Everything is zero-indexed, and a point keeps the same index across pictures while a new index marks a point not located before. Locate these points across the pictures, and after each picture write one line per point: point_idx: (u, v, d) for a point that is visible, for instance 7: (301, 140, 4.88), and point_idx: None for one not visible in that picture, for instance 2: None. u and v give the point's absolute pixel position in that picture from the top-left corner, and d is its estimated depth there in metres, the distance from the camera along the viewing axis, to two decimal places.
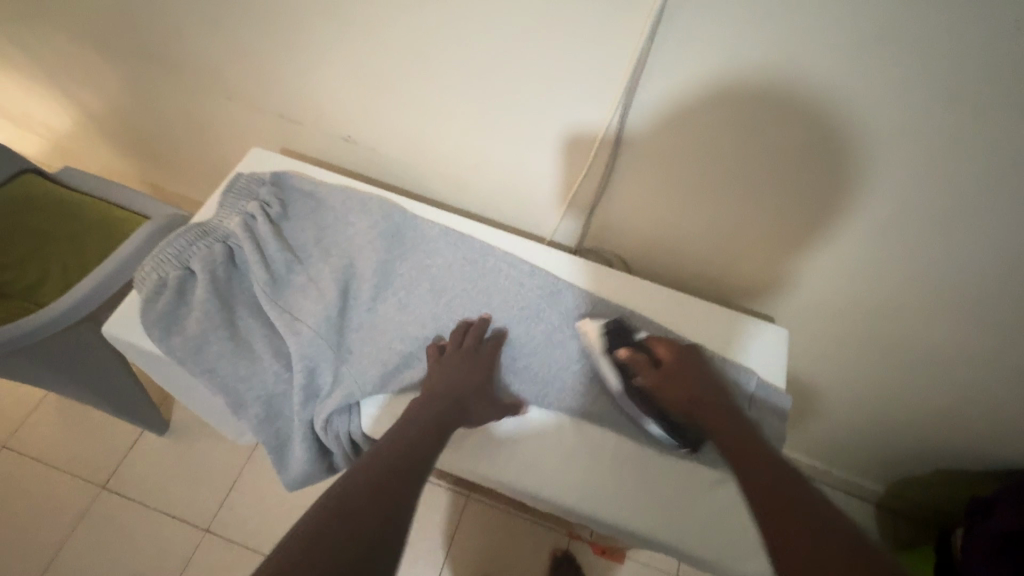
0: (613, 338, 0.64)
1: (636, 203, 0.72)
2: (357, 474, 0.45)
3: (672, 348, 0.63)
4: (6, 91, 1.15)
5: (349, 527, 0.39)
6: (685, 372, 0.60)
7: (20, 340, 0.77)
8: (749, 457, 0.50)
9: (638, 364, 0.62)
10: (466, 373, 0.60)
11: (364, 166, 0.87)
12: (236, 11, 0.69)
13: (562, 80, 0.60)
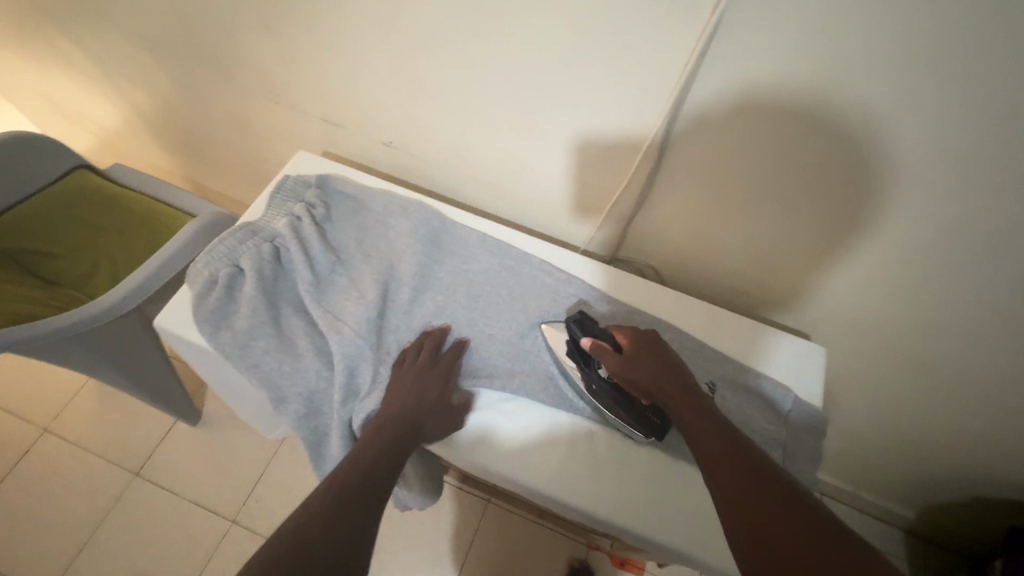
0: (577, 327, 0.62)
1: (671, 216, 0.72)
2: (316, 499, 0.46)
3: (634, 337, 0.60)
4: (64, 89, 1.20)
5: (310, 551, 0.41)
6: (648, 363, 0.57)
7: (73, 329, 0.80)
8: (702, 438, 0.50)
9: (603, 353, 0.59)
10: (416, 391, 0.59)
11: (402, 171, 0.89)
12: (288, 19, 0.72)
13: (605, 93, 0.60)
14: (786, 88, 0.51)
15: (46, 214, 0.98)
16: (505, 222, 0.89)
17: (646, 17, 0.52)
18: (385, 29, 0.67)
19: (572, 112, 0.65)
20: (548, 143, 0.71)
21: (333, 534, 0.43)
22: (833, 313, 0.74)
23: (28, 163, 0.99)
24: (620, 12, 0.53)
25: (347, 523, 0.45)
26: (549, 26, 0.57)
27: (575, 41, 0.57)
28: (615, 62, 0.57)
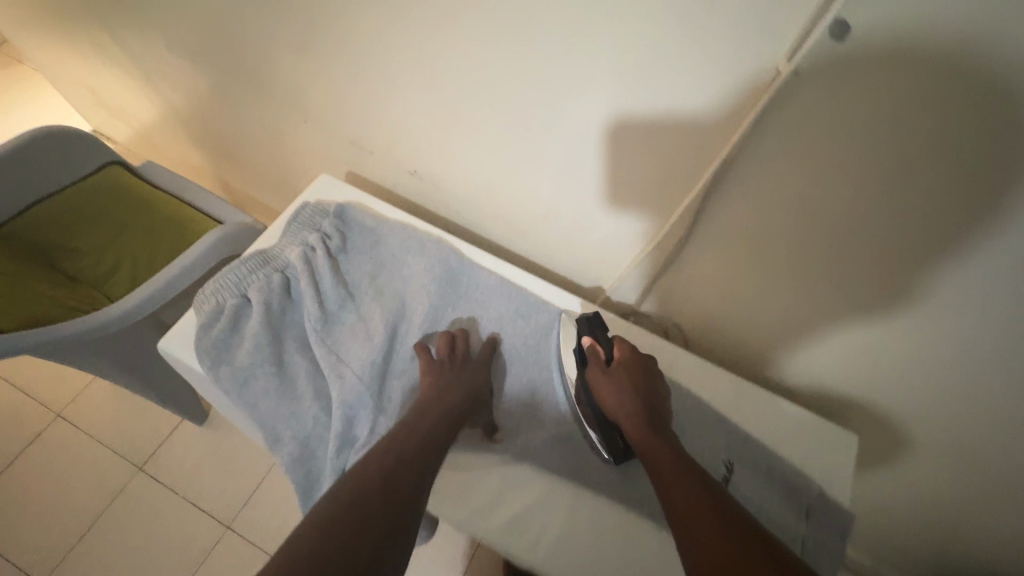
0: (585, 329, 0.62)
1: (703, 281, 0.66)
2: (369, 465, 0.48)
3: (631, 352, 0.59)
4: (107, 83, 1.22)
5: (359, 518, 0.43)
6: (629, 381, 0.56)
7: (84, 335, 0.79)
8: (657, 452, 0.50)
9: (595, 361, 0.59)
10: (466, 374, 0.60)
11: (426, 199, 0.87)
12: (323, 41, 0.70)
13: (640, 153, 0.56)
14: (838, 180, 0.46)
15: (75, 210, 0.99)
16: (527, 260, 0.86)
17: (690, 84, 0.47)
18: (419, 62, 0.65)
19: (603, 168, 0.61)
20: (575, 193, 0.67)
21: (395, 498, 0.46)
22: (866, 412, 0.66)
23: (63, 157, 0.99)
24: (662, 77, 0.48)
25: (403, 490, 0.46)
26: (585, 80, 0.53)
27: (612, 99, 0.53)
28: (652, 124, 0.53)
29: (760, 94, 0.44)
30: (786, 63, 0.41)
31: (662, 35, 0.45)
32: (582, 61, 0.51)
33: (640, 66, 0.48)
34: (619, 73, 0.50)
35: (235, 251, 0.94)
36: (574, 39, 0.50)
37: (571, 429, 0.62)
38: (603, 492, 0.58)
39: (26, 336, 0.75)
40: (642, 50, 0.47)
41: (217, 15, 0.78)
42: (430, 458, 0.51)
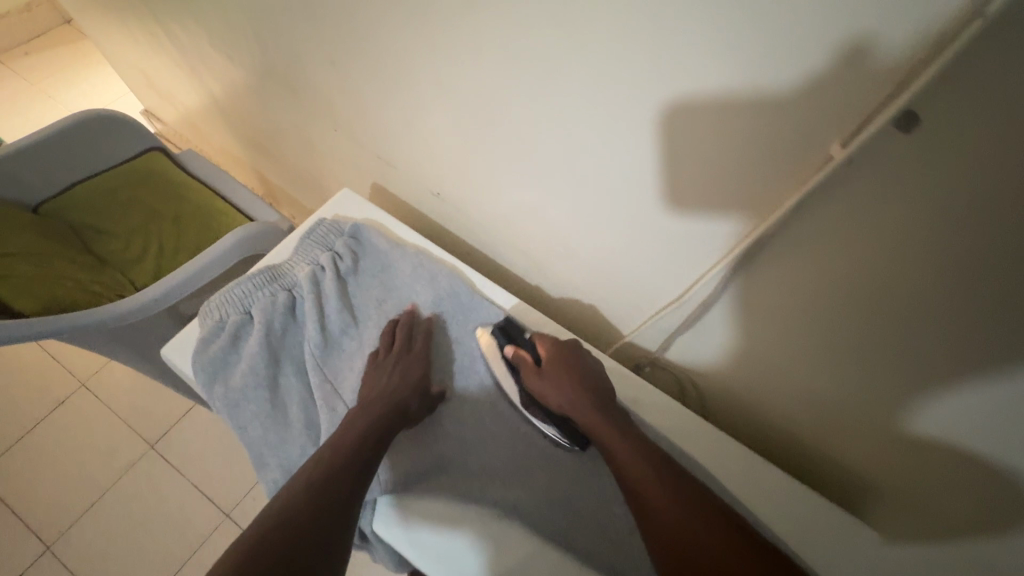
0: (502, 334, 0.63)
1: (719, 350, 0.62)
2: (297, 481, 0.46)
3: (555, 347, 0.61)
4: (158, 69, 1.26)
5: (285, 530, 0.41)
6: (565, 374, 0.58)
7: (121, 319, 0.79)
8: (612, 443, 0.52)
9: (522, 364, 0.60)
10: (395, 378, 0.57)
11: (447, 219, 0.85)
12: (352, 56, 0.69)
13: (666, 211, 0.52)
14: (888, 278, 0.41)
15: (110, 192, 1.02)
16: (544, 293, 0.83)
17: (727, 153, 0.43)
18: (443, 91, 0.63)
19: (624, 219, 0.57)
20: (596, 238, 0.64)
21: (327, 507, 0.44)
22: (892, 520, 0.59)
23: (105, 140, 1.02)
24: (697, 142, 0.44)
25: (333, 497, 0.45)
26: (614, 132, 0.50)
27: (639, 156, 0.50)
28: (682, 186, 0.49)
29: (806, 173, 0.40)
30: (841, 147, 0.37)
31: (701, 100, 0.41)
32: (615, 113, 0.48)
33: (675, 128, 0.45)
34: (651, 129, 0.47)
35: (258, 250, 0.93)
36: (607, 92, 0.47)
37: (565, 488, 0.58)
38: (588, 564, 0.53)
39: (64, 319, 0.74)
40: (677, 111, 0.43)
41: (257, 21, 0.78)
42: (365, 464, 0.49)
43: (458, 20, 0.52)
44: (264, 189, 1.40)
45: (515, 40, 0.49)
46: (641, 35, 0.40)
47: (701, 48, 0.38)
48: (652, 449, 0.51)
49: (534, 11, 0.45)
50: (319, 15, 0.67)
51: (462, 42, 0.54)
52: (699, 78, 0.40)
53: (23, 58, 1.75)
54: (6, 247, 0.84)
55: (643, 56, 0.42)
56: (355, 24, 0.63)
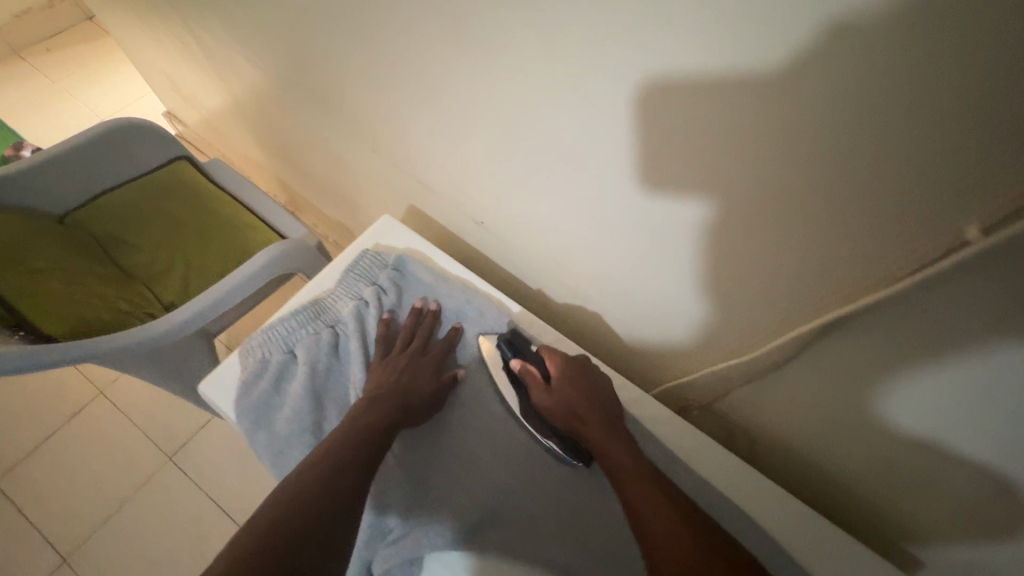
0: (508, 346, 0.61)
1: (773, 405, 0.58)
2: (308, 466, 0.46)
3: (562, 361, 0.59)
4: (183, 72, 1.23)
5: (296, 513, 0.42)
6: (571, 390, 0.57)
7: (145, 344, 0.76)
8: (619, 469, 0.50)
9: (530, 379, 0.59)
10: (405, 378, 0.56)
11: (484, 242, 0.82)
12: (392, 78, 0.65)
13: (735, 274, 0.49)
14: (997, 367, 0.37)
15: (137, 203, 0.99)
16: (584, 324, 0.80)
17: (820, 232, 0.39)
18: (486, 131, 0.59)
19: (682, 275, 0.54)
20: (647, 288, 0.60)
21: (337, 494, 0.45)
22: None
23: (129, 149, 1.00)
24: (783, 219, 0.40)
25: (343, 484, 0.46)
26: (683, 197, 0.46)
27: (712, 220, 0.46)
28: (759, 256, 0.45)
29: (916, 264, 0.35)
30: (980, 233, 0.31)
31: (799, 181, 0.37)
32: (689, 182, 0.43)
33: (760, 203, 0.40)
34: (731, 200, 0.42)
35: (288, 268, 0.91)
36: (680, 161, 0.42)
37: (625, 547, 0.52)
38: None
39: (90, 344, 0.71)
40: (766, 189, 0.39)
41: (293, 34, 0.75)
42: (368, 460, 0.49)
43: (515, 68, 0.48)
44: (287, 196, 1.38)
45: (582, 98, 0.45)
46: (735, 110, 0.36)
47: (811, 135, 0.34)
48: (654, 471, 0.50)
49: (605, 71, 0.41)
50: (361, 37, 0.63)
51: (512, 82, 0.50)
52: (800, 151, 0.35)
53: (45, 55, 1.73)
54: (30, 261, 0.81)
55: (733, 131, 0.37)
56: (399, 55, 0.60)
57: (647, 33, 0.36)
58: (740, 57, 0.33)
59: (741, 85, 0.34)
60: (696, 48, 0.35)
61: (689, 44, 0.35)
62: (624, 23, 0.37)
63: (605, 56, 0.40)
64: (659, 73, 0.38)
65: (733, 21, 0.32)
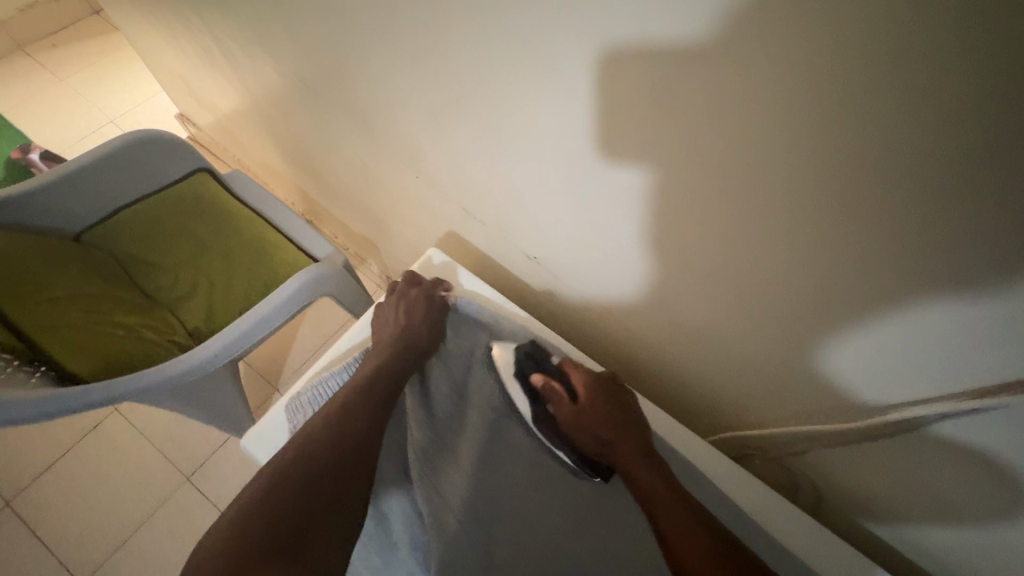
0: (528, 359, 0.61)
1: (851, 469, 0.59)
2: (318, 426, 0.53)
3: (587, 380, 0.60)
4: (199, 77, 1.17)
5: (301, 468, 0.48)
6: (603, 412, 0.58)
7: (172, 381, 0.71)
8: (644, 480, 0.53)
9: (555, 396, 0.59)
10: (406, 330, 0.64)
11: (536, 268, 0.78)
12: (447, 102, 0.61)
13: (851, 330, 0.46)
14: None
15: (158, 220, 0.94)
16: (641, 354, 0.77)
17: (977, 304, 0.36)
18: (567, 172, 0.55)
19: (786, 333, 0.52)
20: (733, 336, 0.58)
21: (337, 453, 0.51)
22: None
23: (149, 163, 0.95)
24: (935, 291, 0.37)
25: (347, 449, 0.51)
26: (808, 257, 0.42)
27: (830, 277, 0.42)
28: (884, 317, 0.42)
29: None
30: None
31: (972, 261, 0.33)
32: (824, 249, 0.40)
33: (912, 275, 0.37)
34: (871, 268, 0.39)
35: (321, 292, 0.87)
36: (816, 224, 0.39)
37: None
38: None
39: (116, 385, 0.68)
40: (925, 264, 0.36)
41: (330, 49, 0.70)
42: (369, 428, 0.55)
43: (618, 118, 0.43)
44: (306, 206, 1.33)
45: (688, 152, 0.41)
46: (912, 186, 0.32)
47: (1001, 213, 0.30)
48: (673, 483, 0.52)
49: (739, 132, 0.37)
50: (422, 62, 0.58)
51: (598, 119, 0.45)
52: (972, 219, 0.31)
53: (52, 51, 1.66)
54: (49, 288, 0.77)
55: (899, 205, 0.33)
56: (461, 86, 0.55)
57: (796, 95, 0.32)
58: (934, 136, 0.29)
59: (916, 155, 0.30)
60: (865, 114, 0.30)
61: (864, 116, 0.31)
62: (776, 87, 0.33)
63: (744, 118, 0.36)
64: (815, 142, 0.34)
65: (920, 92, 0.28)
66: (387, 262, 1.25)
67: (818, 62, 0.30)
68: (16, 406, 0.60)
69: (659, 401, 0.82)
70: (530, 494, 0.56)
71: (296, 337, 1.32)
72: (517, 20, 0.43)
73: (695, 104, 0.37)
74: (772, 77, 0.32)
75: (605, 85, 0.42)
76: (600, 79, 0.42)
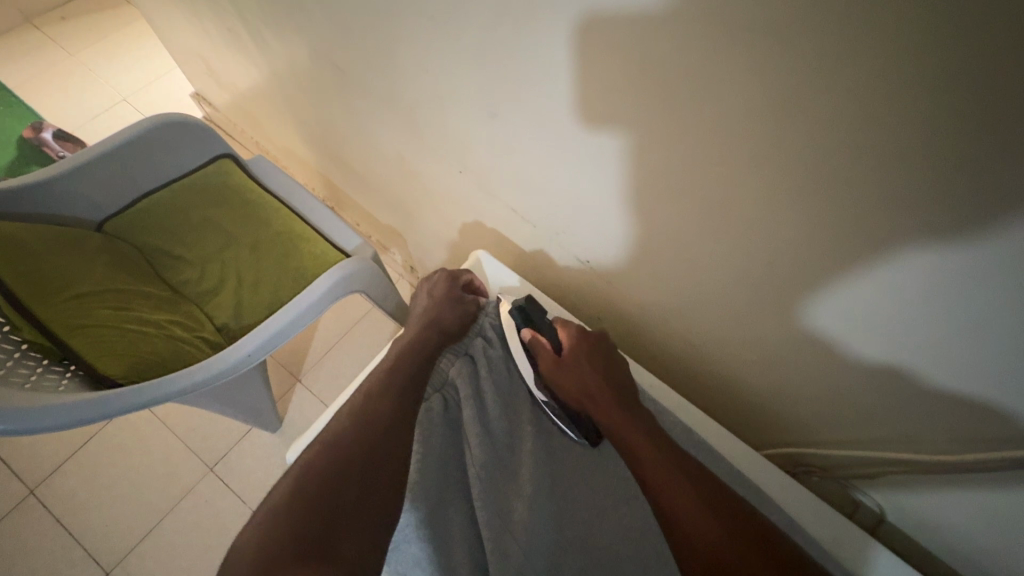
0: (521, 316, 0.64)
1: (921, 492, 0.57)
2: (347, 422, 0.53)
3: (576, 337, 0.63)
4: (218, 54, 1.12)
5: (328, 465, 0.48)
6: (585, 365, 0.60)
7: (203, 383, 0.69)
8: (632, 440, 0.54)
9: (541, 349, 0.62)
10: (431, 318, 0.67)
11: (579, 268, 0.74)
12: (498, 93, 0.56)
13: (951, 347, 0.43)
14: None
15: (179, 210, 0.90)
16: (690, 364, 0.73)
17: None
18: (632, 179, 0.52)
19: (872, 348, 0.49)
20: (805, 354, 0.56)
21: (365, 448, 0.50)
22: None
23: (171, 149, 0.91)
24: None
25: (374, 446, 0.51)
26: (918, 277, 0.39)
27: (936, 295, 0.39)
28: (1001, 333, 0.38)
29: None
30: None
31: None
32: (948, 275, 0.37)
33: None
34: (1004, 291, 0.35)
35: (354, 288, 0.83)
36: (948, 243, 0.35)
37: None
38: None
39: (146, 390, 0.65)
40: None
41: (367, 30, 0.65)
42: (394, 423, 0.54)
43: (729, 124, 0.39)
44: (328, 192, 1.29)
45: (793, 151, 0.38)
46: None
47: None
48: (675, 451, 0.53)
49: (868, 141, 0.34)
50: (481, 56, 0.53)
51: (681, 117, 0.42)
52: None
53: (61, 24, 1.60)
54: (75, 286, 0.74)
55: None
56: (522, 72, 0.51)
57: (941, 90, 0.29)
58: None
59: None
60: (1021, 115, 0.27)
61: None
62: (921, 88, 0.29)
63: (886, 126, 0.32)
64: (995, 164, 0.30)
65: None
66: (412, 253, 1.21)
67: (1016, 77, 0.26)
68: (45, 415, 0.58)
69: (705, 409, 0.79)
70: (598, 523, 0.53)
71: (317, 327, 1.29)
72: (612, 17, 0.39)
73: (842, 110, 0.33)
74: (963, 87, 0.28)
75: (717, 90, 0.38)
76: (697, 78, 0.38)
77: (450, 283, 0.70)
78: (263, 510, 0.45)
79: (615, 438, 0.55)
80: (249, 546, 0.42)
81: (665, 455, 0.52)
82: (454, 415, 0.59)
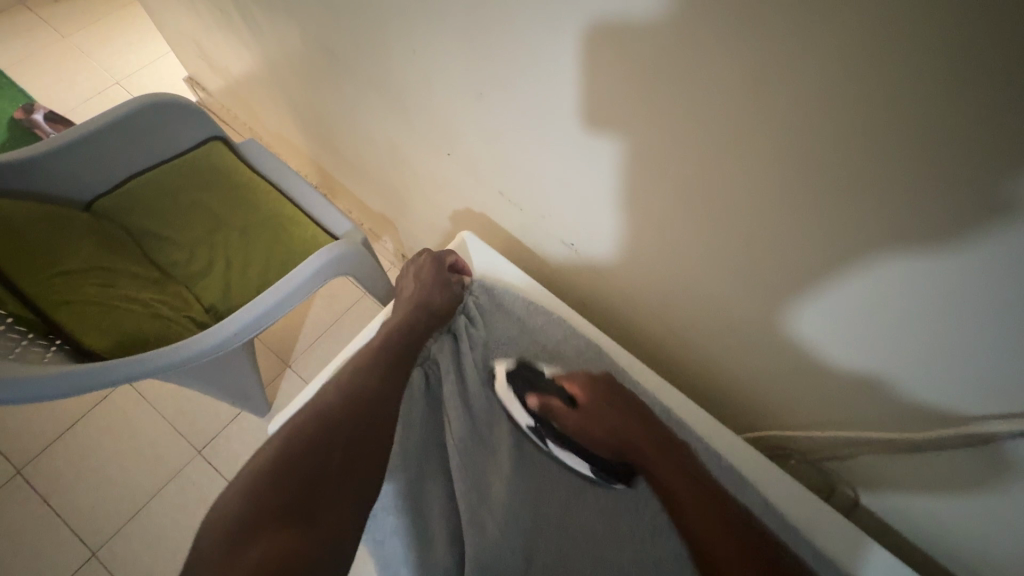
0: (519, 383, 0.59)
1: (889, 478, 0.58)
2: (331, 395, 0.53)
3: (588, 388, 0.58)
4: (212, 38, 1.11)
5: (309, 435, 0.48)
6: (602, 417, 0.56)
7: (190, 360, 0.69)
8: (676, 487, 0.51)
9: (556, 411, 0.57)
10: (419, 297, 0.67)
11: (565, 255, 0.75)
12: (485, 76, 0.56)
13: (910, 335, 0.43)
14: None
15: (169, 191, 0.90)
16: (674, 351, 0.74)
17: None
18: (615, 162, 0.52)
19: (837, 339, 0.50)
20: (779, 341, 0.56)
21: (348, 420, 0.51)
22: None
23: (161, 130, 0.90)
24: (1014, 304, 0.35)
25: (356, 419, 0.51)
26: (877, 264, 0.40)
27: (891, 282, 0.40)
28: (957, 321, 0.39)
29: None
30: None
31: None
32: (901, 262, 0.38)
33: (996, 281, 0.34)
34: (951, 280, 0.36)
35: (342, 272, 0.84)
36: (905, 228, 0.36)
37: None
38: None
39: (131, 365, 0.65)
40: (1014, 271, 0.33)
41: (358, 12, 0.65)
42: (377, 397, 0.54)
43: (699, 108, 0.40)
44: (321, 179, 1.28)
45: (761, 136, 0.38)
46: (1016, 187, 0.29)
47: None
48: (713, 488, 0.50)
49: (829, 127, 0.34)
50: (468, 39, 0.53)
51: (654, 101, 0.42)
52: None
53: (56, 5, 1.59)
54: (62, 263, 0.75)
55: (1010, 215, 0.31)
56: (507, 53, 0.51)
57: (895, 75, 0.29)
58: None
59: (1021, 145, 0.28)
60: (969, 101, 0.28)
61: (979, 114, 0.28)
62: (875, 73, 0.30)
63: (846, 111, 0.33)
64: (949, 148, 0.30)
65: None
66: (404, 241, 1.21)
67: (963, 62, 0.27)
68: (33, 386, 0.58)
69: (688, 396, 0.80)
70: (573, 502, 0.54)
71: (308, 314, 1.29)
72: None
73: (807, 96, 0.34)
74: (916, 72, 0.28)
75: (687, 74, 0.38)
76: (669, 62, 0.38)
77: (439, 263, 0.70)
78: (245, 474, 0.45)
79: (660, 487, 0.52)
80: (227, 510, 0.42)
81: (703, 490, 0.50)
82: (437, 394, 0.60)
